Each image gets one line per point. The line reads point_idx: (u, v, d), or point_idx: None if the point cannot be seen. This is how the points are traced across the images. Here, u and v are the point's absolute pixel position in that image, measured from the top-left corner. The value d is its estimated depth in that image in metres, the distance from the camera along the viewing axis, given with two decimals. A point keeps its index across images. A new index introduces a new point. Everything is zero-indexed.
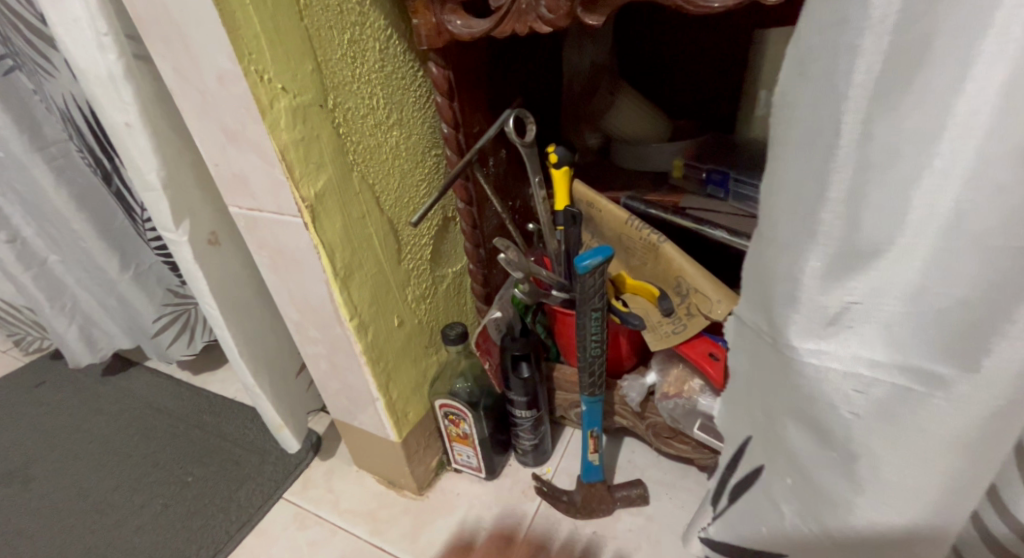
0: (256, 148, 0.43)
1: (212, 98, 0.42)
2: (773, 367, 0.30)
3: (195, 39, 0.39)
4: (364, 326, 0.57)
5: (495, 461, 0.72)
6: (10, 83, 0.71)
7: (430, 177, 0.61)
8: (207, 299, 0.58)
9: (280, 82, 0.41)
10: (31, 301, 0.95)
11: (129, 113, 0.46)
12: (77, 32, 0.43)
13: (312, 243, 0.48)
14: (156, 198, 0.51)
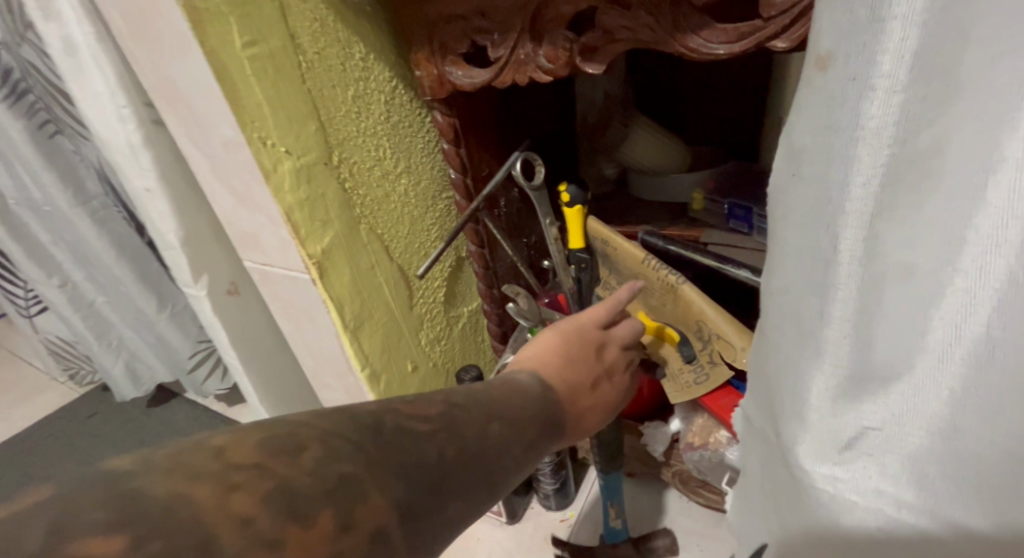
0: (262, 210, 0.44)
1: (218, 162, 0.42)
2: (783, 481, 0.28)
3: (201, 110, 0.39)
4: (376, 375, 0.57)
5: (516, 505, 0.73)
6: (55, 145, 0.74)
7: (440, 221, 0.62)
8: (228, 349, 0.59)
9: (283, 146, 0.41)
10: (81, 340, 0.99)
11: (149, 178, 0.48)
12: (100, 104, 0.44)
13: (321, 298, 0.48)
14: (175, 256, 0.52)
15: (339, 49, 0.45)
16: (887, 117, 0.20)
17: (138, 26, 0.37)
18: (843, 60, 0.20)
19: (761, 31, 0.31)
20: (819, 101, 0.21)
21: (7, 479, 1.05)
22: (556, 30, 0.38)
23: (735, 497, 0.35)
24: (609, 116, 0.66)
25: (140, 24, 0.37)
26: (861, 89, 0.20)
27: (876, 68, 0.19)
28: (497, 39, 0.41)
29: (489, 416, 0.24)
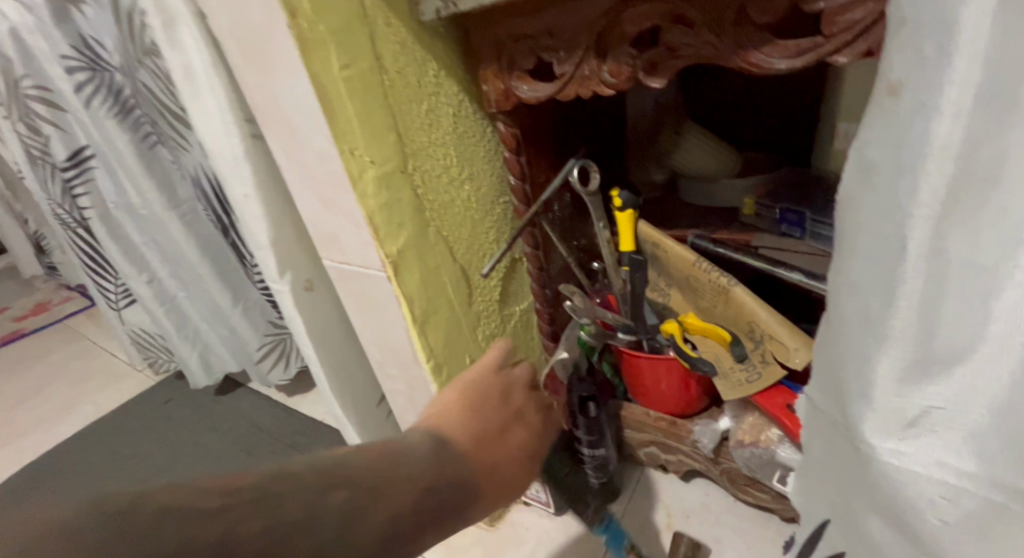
0: (348, 214, 0.49)
1: (311, 171, 0.47)
2: (849, 458, 0.30)
3: (301, 126, 0.44)
4: (439, 367, 0.61)
5: (564, 499, 0.77)
6: (154, 155, 0.82)
7: (498, 224, 0.66)
8: (304, 341, 0.65)
9: (368, 156, 0.46)
10: (163, 331, 1.08)
11: (247, 187, 0.53)
12: (211, 122, 0.50)
13: (394, 293, 0.53)
14: (265, 255, 0.58)
15: (416, 67, 0.49)
16: (955, 138, 0.22)
17: (252, 52, 0.42)
18: (914, 87, 0.23)
19: (823, 46, 0.33)
20: (890, 123, 0.24)
21: (94, 455, 1.15)
22: (619, 48, 0.41)
23: (797, 478, 0.36)
24: (661, 121, 0.68)
25: (252, 49, 0.42)
26: (930, 112, 0.22)
27: (945, 96, 0.22)
28: (563, 55, 0.44)
29: (330, 482, 0.21)
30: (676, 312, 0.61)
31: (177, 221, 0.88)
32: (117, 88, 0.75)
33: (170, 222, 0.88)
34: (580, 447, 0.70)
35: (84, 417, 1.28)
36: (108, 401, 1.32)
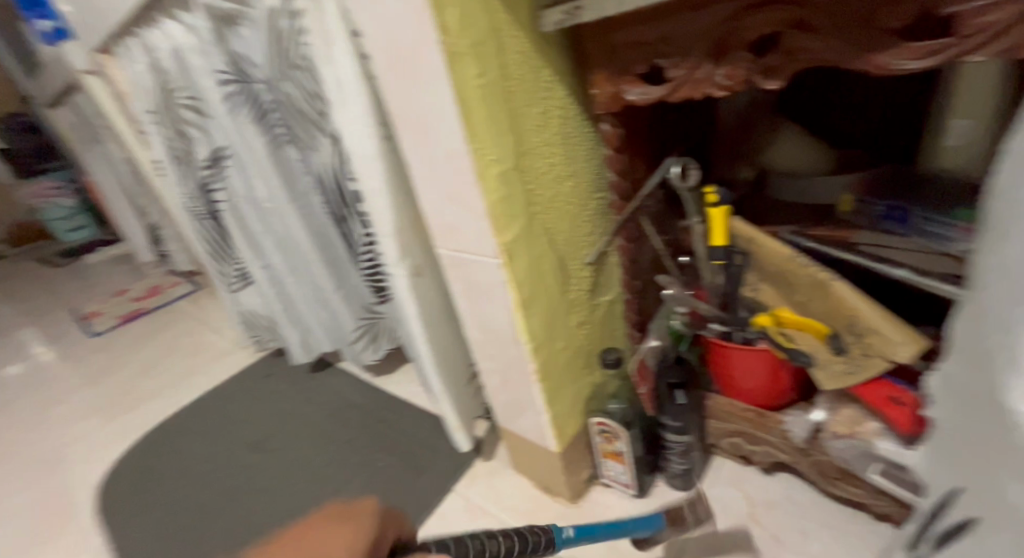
0: (470, 207, 0.57)
1: (439, 168, 0.56)
2: (989, 417, 0.25)
3: (438, 130, 0.53)
4: (536, 348, 0.70)
5: (645, 482, 0.83)
6: (281, 155, 0.92)
7: (594, 218, 0.71)
8: (414, 321, 0.79)
9: (492, 154, 0.54)
10: (274, 312, 1.21)
11: (380, 183, 0.64)
12: (355, 127, 0.60)
13: (504, 279, 0.61)
14: (391, 244, 0.69)
15: (535, 75, 0.56)
16: None
17: (400, 67, 0.51)
18: None
19: (956, 47, 0.34)
20: None
21: (214, 417, 1.34)
22: (736, 52, 0.43)
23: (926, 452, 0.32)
24: (755, 119, 0.69)
25: (402, 64, 0.51)
26: None
27: None
28: (676, 61, 0.47)
29: None
30: (766, 306, 0.62)
31: (296, 213, 0.98)
32: (257, 96, 0.85)
33: (291, 215, 0.98)
34: (665, 436, 0.73)
35: (205, 384, 1.47)
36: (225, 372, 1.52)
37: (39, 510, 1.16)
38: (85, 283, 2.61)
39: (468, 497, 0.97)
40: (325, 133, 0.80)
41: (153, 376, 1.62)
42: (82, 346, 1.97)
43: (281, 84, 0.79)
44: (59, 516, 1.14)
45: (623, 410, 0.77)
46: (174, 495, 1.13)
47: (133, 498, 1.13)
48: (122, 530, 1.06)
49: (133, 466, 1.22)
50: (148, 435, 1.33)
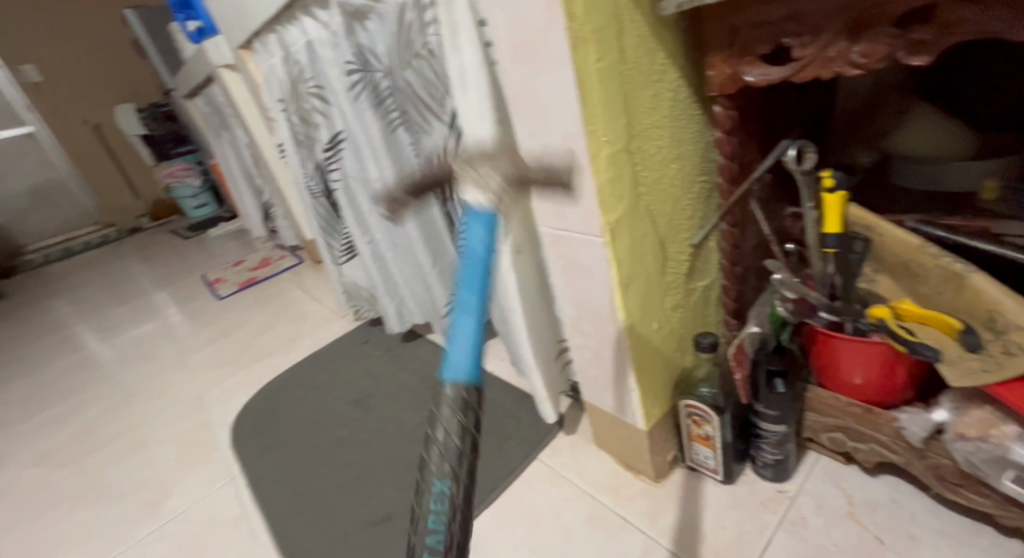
0: (578, 186, 0.61)
1: (550, 149, 0.61)
2: None
3: (551, 113, 0.57)
4: (633, 327, 0.72)
5: (733, 469, 0.81)
6: (394, 140, 1.03)
7: (698, 202, 0.71)
8: (513, 294, 0.86)
9: (603, 136, 0.56)
10: (374, 283, 1.36)
11: (489, 163, 0.72)
12: (472, 114, 0.68)
13: (606, 258, 0.64)
14: (494, 222, 0.78)
15: (650, 59, 0.57)
16: None
17: (523, 54, 0.56)
18: None
19: None
20: None
21: (323, 378, 1.51)
22: (880, 27, 0.41)
23: None
24: (881, 100, 0.65)
25: (525, 48, 0.55)
26: None
27: None
28: (806, 40, 0.45)
29: None
30: (884, 299, 0.60)
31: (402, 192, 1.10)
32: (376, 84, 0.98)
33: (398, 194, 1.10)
34: (758, 424, 0.71)
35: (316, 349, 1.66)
36: (332, 341, 1.69)
37: (191, 442, 1.40)
38: (211, 255, 2.95)
39: (550, 466, 1.01)
40: (438, 117, 0.86)
41: (270, 338, 1.83)
42: (209, 308, 2.24)
43: (402, 72, 0.86)
44: (207, 447, 1.37)
45: (713, 393, 0.76)
46: (293, 437, 1.30)
47: (260, 439, 1.33)
48: (253, 465, 1.25)
49: (258, 414, 1.42)
50: (270, 388, 1.52)
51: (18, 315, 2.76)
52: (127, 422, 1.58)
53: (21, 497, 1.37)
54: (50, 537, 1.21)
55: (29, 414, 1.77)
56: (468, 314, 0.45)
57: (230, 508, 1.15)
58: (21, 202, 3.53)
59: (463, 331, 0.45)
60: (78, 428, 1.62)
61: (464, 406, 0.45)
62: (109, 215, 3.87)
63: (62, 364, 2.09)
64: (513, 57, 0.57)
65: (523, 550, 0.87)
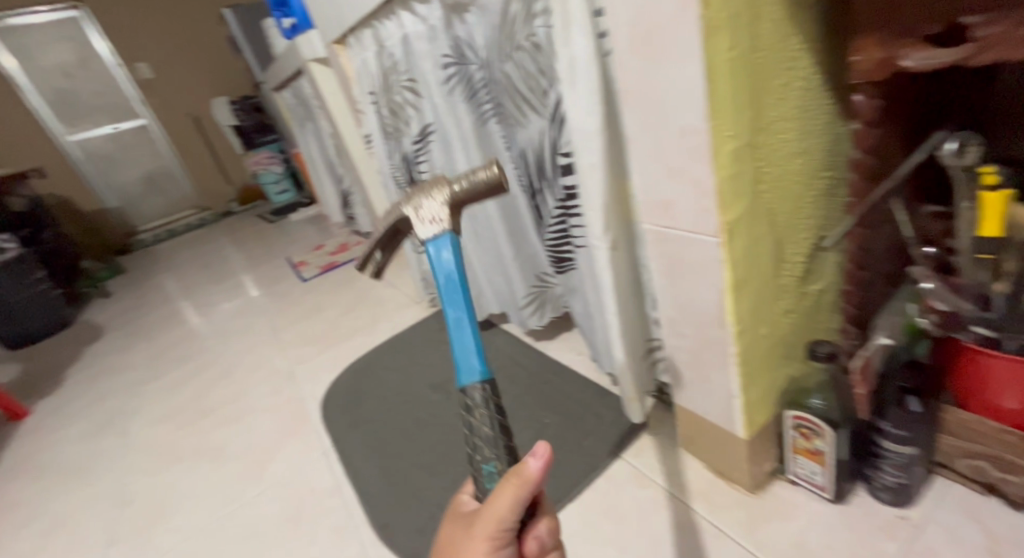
0: (694, 182, 0.59)
1: (665, 145, 0.59)
2: None
3: (672, 106, 0.55)
4: (741, 332, 0.68)
5: (844, 487, 0.78)
6: (485, 130, 1.05)
7: (820, 199, 0.67)
8: (608, 291, 0.84)
9: (729, 131, 0.54)
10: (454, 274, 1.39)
11: (594, 157, 0.71)
12: (584, 108, 0.68)
13: (719, 258, 0.62)
14: (594, 217, 0.76)
15: (782, 45, 0.55)
16: None
17: (646, 46, 0.54)
18: None
19: None
20: None
21: (403, 362, 1.56)
22: None
23: None
24: None
25: (648, 37, 0.53)
26: None
27: None
28: (985, 18, 0.41)
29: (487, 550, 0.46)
30: None
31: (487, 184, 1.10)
32: (470, 77, 1.00)
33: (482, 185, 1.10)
34: (883, 443, 0.68)
35: (396, 334, 1.72)
36: (411, 326, 1.74)
37: (287, 413, 1.50)
38: (295, 238, 3.12)
39: (635, 465, 0.99)
40: (538, 112, 0.86)
41: (352, 321, 1.92)
42: (295, 289, 2.37)
43: (501, 65, 0.87)
44: (300, 420, 1.46)
45: (826, 405, 0.72)
46: (379, 416, 1.37)
47: (349, 415, 1.40)
48: (343, 438, 1.32)
49: (346, 392, 1.50)
50: (353, 369, 1.59)
51: (132, 289, 3.05)
52: (228, 392, 1.71)
53: (142, 453, 1.53)
54: (168, 491, 1.34)
55: (145, 380, 1.96)
56: (464, 316, 0.60)
57: (323, 479, 1.23)
58: (133, 187, 3.87)
59: (465, 329, 0.59)
60: (187, 395, 1.77)
61: (486, 392, 0.57)
62: (205, 199, 4.18)
63: (170, 335, 2.28)
64: (635, 50, 0.55)
65: (609, 547, 0.86)
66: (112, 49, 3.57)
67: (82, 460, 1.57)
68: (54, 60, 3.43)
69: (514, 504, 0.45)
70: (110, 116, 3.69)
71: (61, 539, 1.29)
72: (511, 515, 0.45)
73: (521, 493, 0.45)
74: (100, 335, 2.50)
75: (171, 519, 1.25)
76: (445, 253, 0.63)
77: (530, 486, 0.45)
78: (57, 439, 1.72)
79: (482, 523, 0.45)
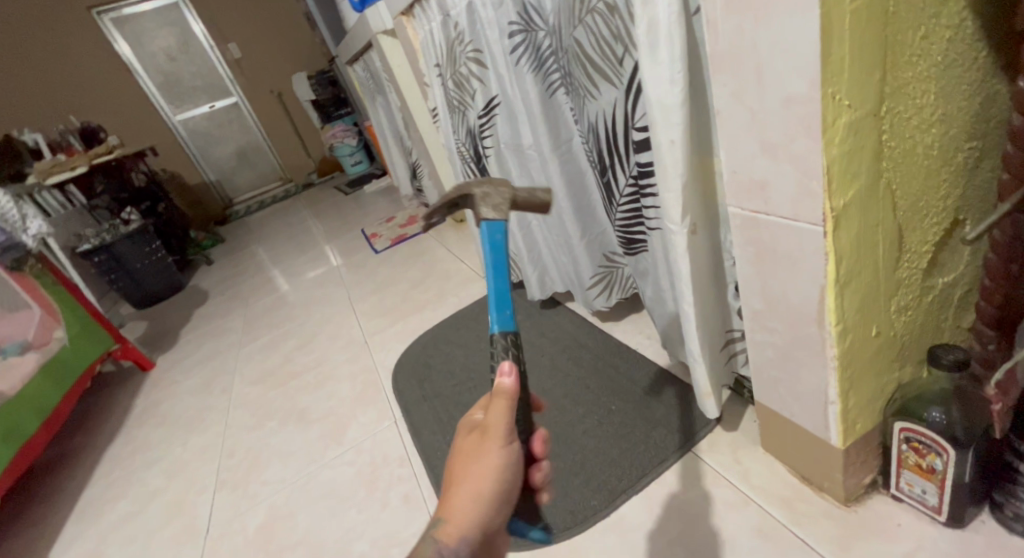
0: (796, 160, 0.51)
1: (762, 117, 0.52)
2: None
3: (777, 72, 0.48)
4: (845, 332, 0.59)
5: (965, 512, 0.68)
6: (553, 100, 0.98)
7: (955, 175, 0.58)
8: (683, 278, 0.76)
9: (847, 99, 0.47)
10: (518, 251, 1.34)
11: (675, 132, 0.63)
12: (662, 76, 0.60)
13: (825, 250, 0.53)
14: (671, 199, 0.68)
15: None
16: None
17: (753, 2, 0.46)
18: None
19: None
20: None
21: (467, 337, 1.55)
22: None
23: None
24: None
25: None
26: None
27: None
28: None
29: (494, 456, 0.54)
30: None
31: (557, 159, 1.04)
32: (537, 46, 0.94)
33: (553, 161, 1.04)
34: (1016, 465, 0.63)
35: (461, 309, 1.72)
36: (475, 301, 1.73)
37: (363, 381, 1.55)
38: (367, 210, 3.20)
39: (708, 462, 0.92)
40: (610, 82, 0.78)
41: (420, 294, 1.94)
42: (368, 260, 2.43)
43: (570, 32, 0.79)
44: (374, 389, 1.49)
45: (949, 420, 0.62)
46: (447, 390, 1.37)
47: (419, 387, 1.41)
48: (412, 411, 1.34)
49: (415, 364, 1.51)
50: (419, 342, 1.61)
51: (228, 257, 3.26)
52: (310, 358, 1.78)
53: (240, 411, 1.63)
54: (261, 448, 1.42)
55: (240, 343, 2.09)
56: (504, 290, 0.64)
57: (395, 447, 1.25)
58: (226, 161, 4.10)
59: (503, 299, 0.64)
60: (277, 357, 1.87)
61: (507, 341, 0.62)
62: (288, 172, 4.38)
63: (262, 301, 2.43)
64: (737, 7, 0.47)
65: (678, 547, 0.81)
66: (206, 31, 3.72)
67: (188, 415, 1.71)
68: (158, 44, 3.64)
69: (508, 410, 0.55)
70: (206, 94, 3.88)
71: (177, 483, 1.41)
72: (507, 418, 0.55)
73: (506, 402, 0.55)
74: (202, 300, 2.70)
75: (264, 473, 1.33)
76: (494, 231, 0.66)
77: (511, 394, 0.56)
78: (172, 393, 1.89)
79: (489, 428, 0.55)
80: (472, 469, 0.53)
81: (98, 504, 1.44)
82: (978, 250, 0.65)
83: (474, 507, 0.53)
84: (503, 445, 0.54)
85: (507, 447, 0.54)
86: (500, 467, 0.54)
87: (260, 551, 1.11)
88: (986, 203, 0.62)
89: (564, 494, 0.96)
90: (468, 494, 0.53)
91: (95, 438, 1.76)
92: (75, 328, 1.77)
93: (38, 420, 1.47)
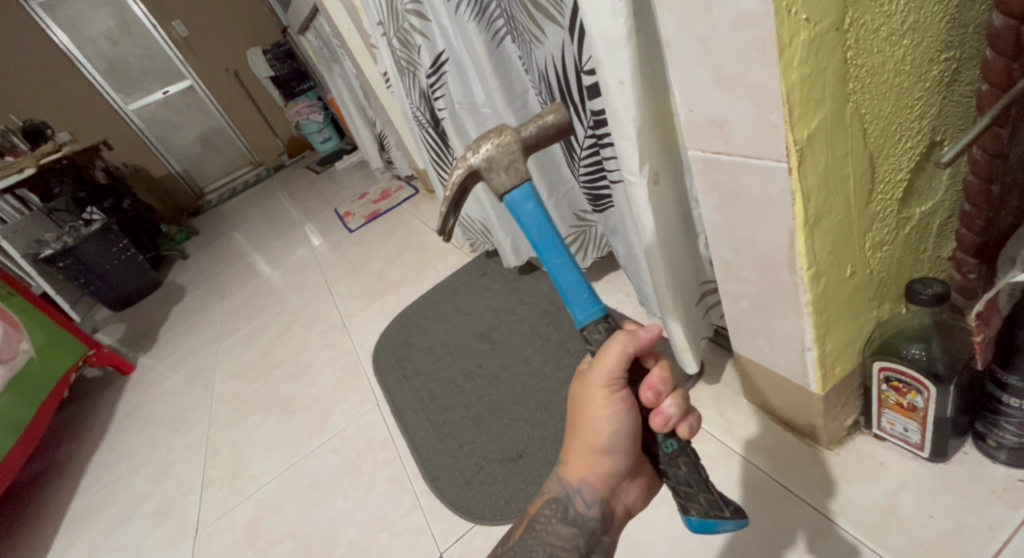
0: (751, 92, 0.46)
1: (713, 43, 0.46)
2: None
3: None
4: (818, 277, 0.55)
5: (948, 445, 0.66)
6: (501, 52, 0.92)
7: (929, 92, 0.53)
8: (648, 232, 0.71)
9: (805, 13, 0.42)
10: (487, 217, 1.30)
11: (624, 73, 0.57)
12: (602, 8, 0.54)
13: (790, 188, 0.49)
14: (629, 148, 0.63)
15: None
16: None
17: None
18: None
19: None
20: None
21: (446, 309, 1.51)
22: None
23: None
24: None
25: None
26: None
27: None
28: None
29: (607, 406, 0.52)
30: None
31: (513, 118, 0.98)
32: None
33: (508, 119, 0.98)
34: (1000, 399, 0.60)
35: (440, 281, 1.67)
36: (453, 273, 1.68)
37: (344, 365, 1.50)
38: (340, 188, 3.09)
39: None
40: (555, 22, 0.71)
41: (398, 269, 1.87)
42: (343, 239, 2.35)
43: None
44: (357, 371, 1.45)
45: (930, 355, 0.60)
46: (428, 367, 1.33)
47: (399, 366, 1.38)
48: (394, 389, 1.30)
49: (394, 343, 1.47)
50: (399, 319, 1.56)
51: (202, 249, 3.17)
52: (292, 345, 1.73)
53: (224, 406, 1.59)
54: (247, 443, 1.38)
55: (219, 337, 2.03)
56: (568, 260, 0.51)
57: (378, 431, 1.22)
58: (188, 150, 3.95)
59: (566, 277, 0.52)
60: (258, 349, 1.82)
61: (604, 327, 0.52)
62: (256, 155, 4.23)
63: (238, 291, 2.35)
64: None
65: (663, 506, 0.78)
66: (146, 9, 3.48)
67: (173, 415, 1.67)
68: (97, 27, 3.42)
69: (616, 357, 0.50)
70: (157, 79, 3.69)
71: (165, 484, 1.38)
72: (621, 365, 0.51)
73: (622, 350, 0.51)
74: (177, 296, 2.62)
75: (252, 468, 1.29)
76: (524, 201, 0.51)
77: (630, 344, 0.51)
78: (155, 393, 1.84)
79: (597, 378, 0.52)
80: (586, 421, 0.53)
81: (88, 514, 1.40)
82: (956, 175, 0.62)
83: (590, 455, 0.54)
84: (613, 395, 0.52)
85: (616, 399, 0.52)
86: (609, 418, 0.52)
87: (249, 546, 1.09)
88: (964, 120, 0.58)
89: (548, 463, 0.97)
90: (587, 442, 0.53)
91: (80, 447, 1.71)
92: (41, 339, 1.68)
93: (13, 438, 1.42)
